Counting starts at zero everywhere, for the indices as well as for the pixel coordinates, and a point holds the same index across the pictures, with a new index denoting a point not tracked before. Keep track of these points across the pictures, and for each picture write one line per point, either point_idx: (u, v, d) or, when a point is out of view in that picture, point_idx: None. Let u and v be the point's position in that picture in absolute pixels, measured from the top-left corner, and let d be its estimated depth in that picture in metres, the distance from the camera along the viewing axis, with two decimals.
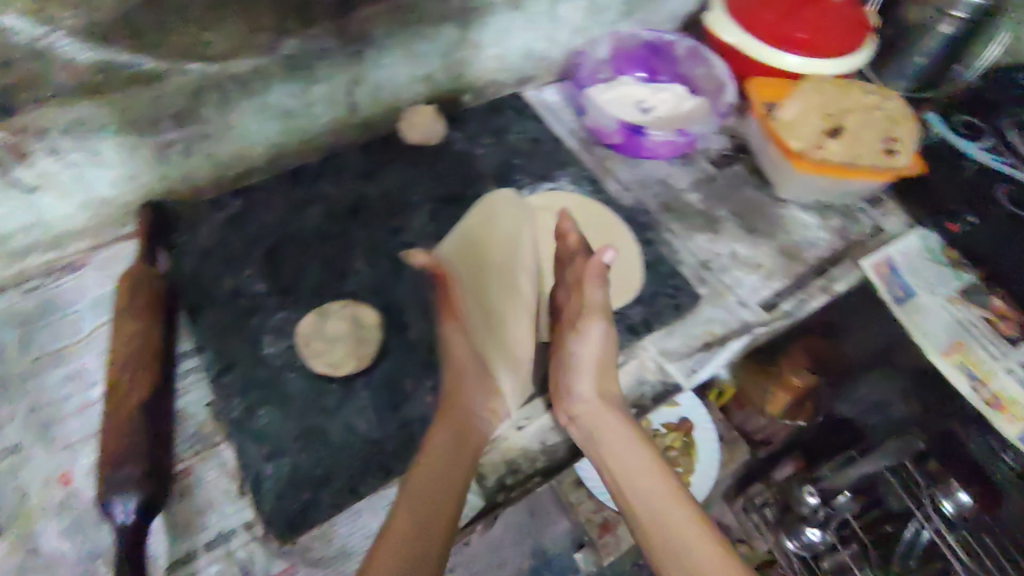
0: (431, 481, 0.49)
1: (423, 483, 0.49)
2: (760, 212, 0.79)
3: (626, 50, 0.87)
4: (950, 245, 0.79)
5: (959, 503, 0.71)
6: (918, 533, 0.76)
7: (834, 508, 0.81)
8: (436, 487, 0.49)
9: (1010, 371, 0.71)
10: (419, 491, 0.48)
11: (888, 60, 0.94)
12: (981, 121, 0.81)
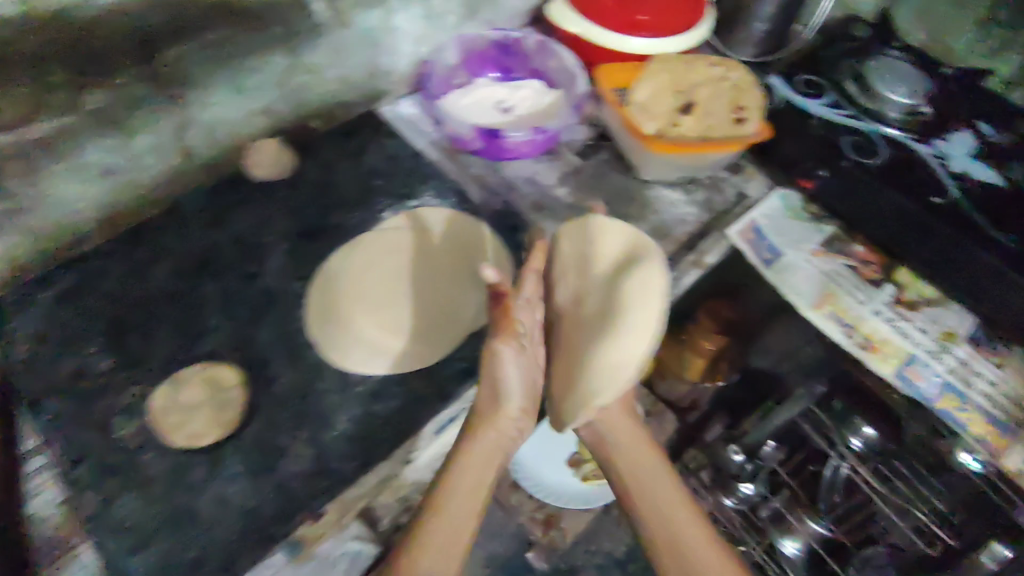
0: (446, 522, 0.51)
1: (436, 525, 0.51)
2: (628, 197, 0.80)
3: (475, 53, 0.86)
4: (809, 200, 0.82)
5: (865, 437, 0.82)
6: (836, 470, 0.87)
7: (762, 459, 0.93)
8: (451, 523, 0.52)
9: (876, 313, 0.75)
10: (436, 535, 0.51)
11: (731, 31, 0.97)
12: (821, 79, 0.85)
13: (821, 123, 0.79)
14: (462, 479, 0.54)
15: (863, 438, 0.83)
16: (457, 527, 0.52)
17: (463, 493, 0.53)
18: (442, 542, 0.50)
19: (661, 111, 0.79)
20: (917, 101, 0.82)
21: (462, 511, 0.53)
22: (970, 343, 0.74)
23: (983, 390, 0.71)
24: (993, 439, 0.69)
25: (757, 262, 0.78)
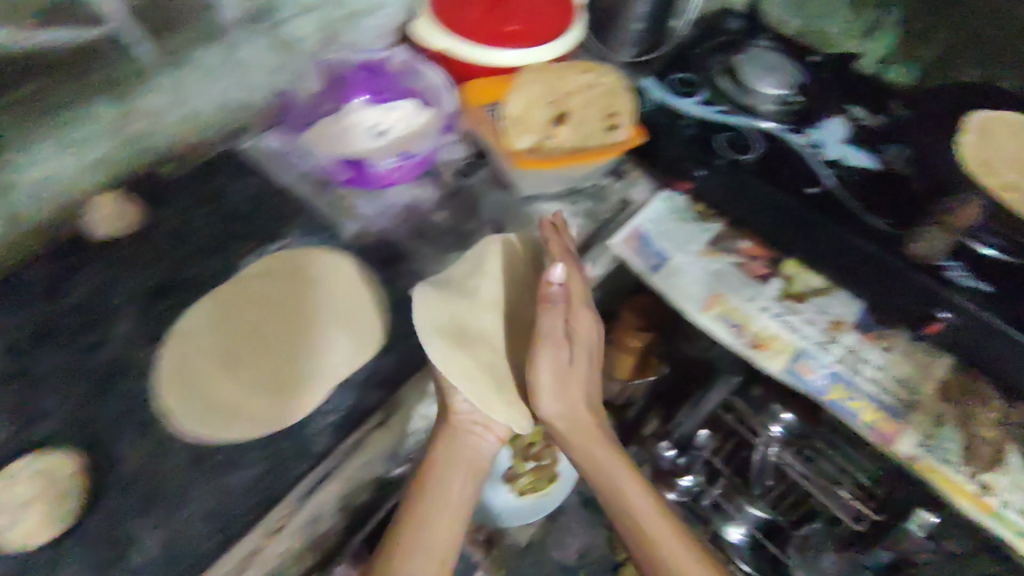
0: (422, 530, 0.58)
1: (421, 533, 0.57)
2: (510, 215, 0.78)
3: (340, 78, 0.81)
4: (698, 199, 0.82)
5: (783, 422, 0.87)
6: (765, 455, 0.88)
7: (695, 449, 0.92)
8: (434, 531, 0.58)
9: (764, 311, 0.76)
10: (417, 539, 0.57)
11: (610, 32, 0.94)
12: (694, 76, 0.84)
13: (694, 123, 0.79)
14: (441, 486, 0.61)
15: (784, 424, 0.87)
16: (436, 536, 0.58)
17: (439, 501, 0.60)
18: (419, 551, 0.56)
19: (534, 125, 0.77)
20: (790, 91, 0.82)
21: (442, 519, 0.59)
22: (857, 329, 0.76)
23: (869, 376, 0.73)
24: (884, 426, 0.70)
25: (637, 264, 0.77)
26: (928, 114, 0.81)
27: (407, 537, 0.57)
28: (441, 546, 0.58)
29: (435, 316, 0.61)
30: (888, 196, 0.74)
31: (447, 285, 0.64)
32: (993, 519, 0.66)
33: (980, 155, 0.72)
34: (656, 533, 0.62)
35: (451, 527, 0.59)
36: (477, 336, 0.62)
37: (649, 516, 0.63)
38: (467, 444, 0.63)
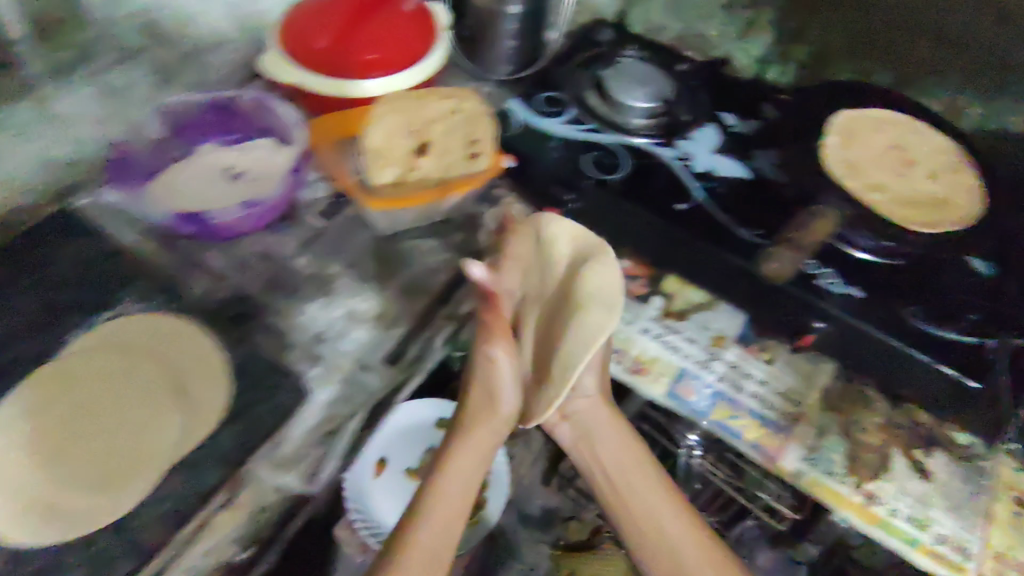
0: (443, 515, 0.65)
1: (434, 521, 0.65)
2: (378, 255, 0.73)
3: (188, 121, 0.77)
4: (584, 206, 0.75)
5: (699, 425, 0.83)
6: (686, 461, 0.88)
7: None
8: (449, 515, 0.66)
9: (644, 332, 0.75)
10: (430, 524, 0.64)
11: (480, 52, 0.92)
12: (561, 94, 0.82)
13: (560, 144, 0.77)
14: (455, 483, 0.68)
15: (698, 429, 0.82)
16: (454, 520, 0.66)
17: (456, 491, 0.68)
18: (432, 539, 0.63)
19: (394, 154, 0.75)
20: (662, 101, 0.81)
21: (459, 506, 0.67)
22: (739, 343, 0.75)
23: (753, 392, 0.71)
24: (767, 442, 0.69)
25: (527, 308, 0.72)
26: (802, 118, 0.80)
27: (418, 527, 0.64)
28: (447, 538, 0.64)
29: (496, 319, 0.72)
30: (761, 207, 0.72)
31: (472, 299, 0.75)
32: (880, 530, 0.65)
33: (843, 158, 0.75)
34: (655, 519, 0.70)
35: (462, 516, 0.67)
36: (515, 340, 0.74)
37: (654, 500, 0.71)
38: (490, 438, 0.74)
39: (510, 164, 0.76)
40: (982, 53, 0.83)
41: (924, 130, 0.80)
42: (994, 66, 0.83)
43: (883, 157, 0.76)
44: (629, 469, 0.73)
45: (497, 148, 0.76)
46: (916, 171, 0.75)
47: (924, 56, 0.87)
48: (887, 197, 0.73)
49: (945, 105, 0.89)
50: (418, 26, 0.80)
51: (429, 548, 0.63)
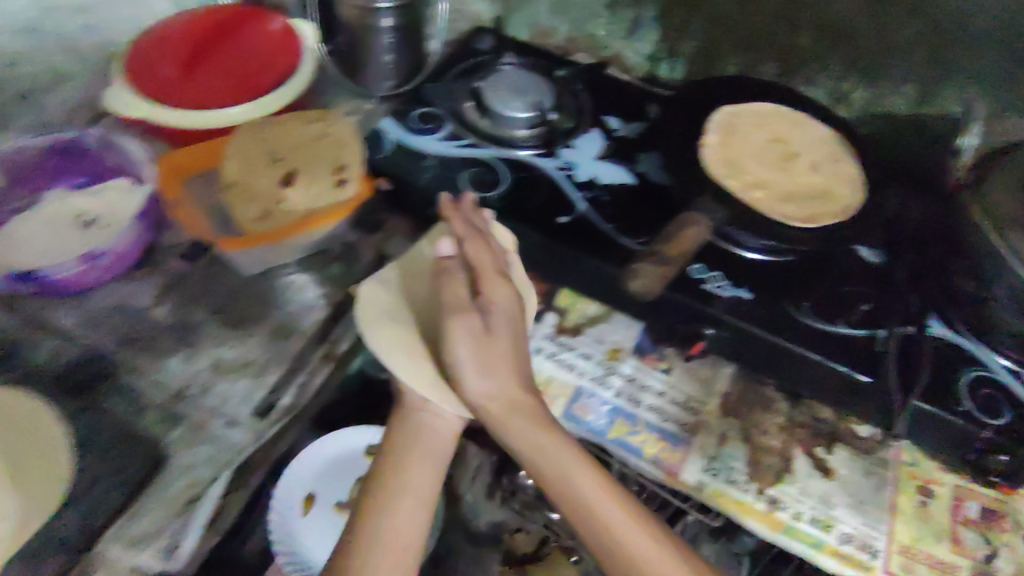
0: (400, 513, 0.53)
1: (383, 530, 0.52)
2: (245, 296, 0.70)
3: (30, 169, 0.72)
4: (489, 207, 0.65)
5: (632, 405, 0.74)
6: None
7: None
8: (399, 517, 0.53)
9: (538, 354, 0.72)
10: (381, 533, 0.52)
11: (358, 70, 0.87)
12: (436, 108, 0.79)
13: (435, 164, 0.74)
14: (406, 474, 0.55)
15: None
16: (412, 519, 0.53)
17: (409, 487, 0.54)
18: (396, 544, 0.51)
19: (261, 194, 0.69)
20: (543, 109, 0.79)
21: (414, 506, 0.54)
22: (636, 353, 0.73)
23: (651, 404, 0.70)
24: (668, 456, 0.67)
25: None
26: (688, 112, 0.76)
27: (362, 541, 0.51)
28: (410, 535, 0.52)
29: (379, 305, 0.60)
30: (644, 215, 0.71)
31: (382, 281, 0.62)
32: (783, 535, 0.63)
33: (722, 156, 0.73)
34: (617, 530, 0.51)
35: (421, 512, 0.54)
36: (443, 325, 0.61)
37: (601, 497, 0.53)
38: (423, 433, 0.57)
39: (385, 186, 0.74)
40: (862, 40, 0.82)
41: (807, 121, 0.79)
42: (874, 53, 0.82)
43: (764, 152, 0.75)
44: (569, 466, 0.54)
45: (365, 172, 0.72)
46: (799, 164, 0.74)
47: (806, 46, 0.86)
48: (769, 192, 0.71)
49: (832, 90, 0.89)
50: (275, 53, 0.79)
51: (393, 556, 0.51)
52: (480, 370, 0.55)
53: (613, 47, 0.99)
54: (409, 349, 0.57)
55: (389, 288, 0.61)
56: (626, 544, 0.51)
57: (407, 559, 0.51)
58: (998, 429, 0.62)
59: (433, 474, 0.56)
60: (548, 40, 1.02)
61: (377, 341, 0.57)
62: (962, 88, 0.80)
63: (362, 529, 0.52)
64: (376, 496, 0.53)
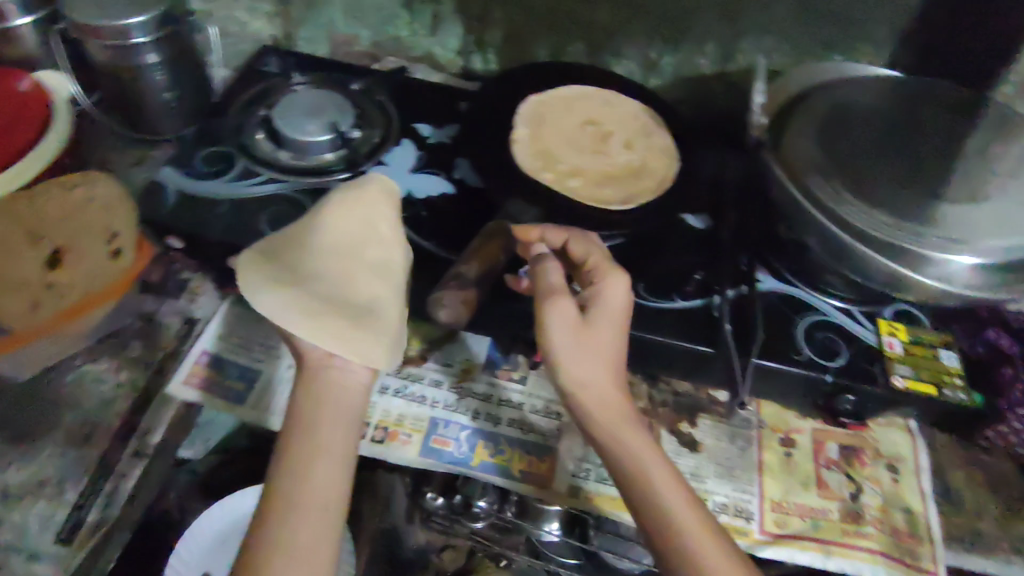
0: (315, 470, 0.47)
1: (297, 491, 0.46)
2: (30, 402, 0.61)
3: None
4: (376, 182, 0.61)
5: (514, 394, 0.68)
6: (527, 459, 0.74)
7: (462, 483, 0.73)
8: (315, 478, 0.46)
9: (385, 393, 0.67)
10: (296, 493, 0.46)
11: (132, 117, 0.78)
12: (223, 147, 0.73)
13: (228, 206, 0.68)
14: (320, 433, 0.48)
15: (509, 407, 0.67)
16: (330, 480, 0.47)
17: (322, 445, 0.48)
18: (313, 500, 0.46)
19: (28, 281, 0.57)
20: (346, 128, 0.74)
21: (330, 462, 0.47)
22: (488, 369, 0.69)
23: (511, 418, 0.67)
24: (535, 468, 0.64)
25: (276, 420, 0.64)
26: (491, 109, 0.75)
27: (282, 503, 0.45)
28: (333, 493, 0.47)
29: (265, 272, 0.55)
30: (466, 224, 0.68)
31: (275, 245, 0.57)
32: None
33: (534, 149, 0.72)
34: (683, 534, 0.46)
35: (342, 471, 0.48)
36: (345, 277, 0.55)
37: (673, 495, 0.48)
38: (329, 387, 0.51)
39: (176, 245, 0.67)
40: (652, 7, 0.83)
41: (614, 99, 0.79)
42: (668, 17, 0.83)
43: (576, 139, 0.75)
44: (648, 458, 0.49)
45: (139, 238, 0.66)
46: (610, 145, 0.75)
47: (604, 21, 0.86)
48: (585, 178, 0.71)
49: (642, 60, 0.88)
50: (26, 112, 0.70)
51: (313, 516, 0.45)
52: (577, 358, 0.52)
53: (421, 47, 0.94)
54: (303, 310, 0.52)
55: (275, 252, 0.56)
56: (690, 538, 0.46)
57: (328, 519, 0.46)
58: (834, 371, 0.63)
59: (347, 428, 0.50)
60: (352, 48, 0.95)
61: (266, 310, 0.52)
62: (759, 38, 0.83)
63: (275, 498, 0.46)
64: (289, 455, 0.47)
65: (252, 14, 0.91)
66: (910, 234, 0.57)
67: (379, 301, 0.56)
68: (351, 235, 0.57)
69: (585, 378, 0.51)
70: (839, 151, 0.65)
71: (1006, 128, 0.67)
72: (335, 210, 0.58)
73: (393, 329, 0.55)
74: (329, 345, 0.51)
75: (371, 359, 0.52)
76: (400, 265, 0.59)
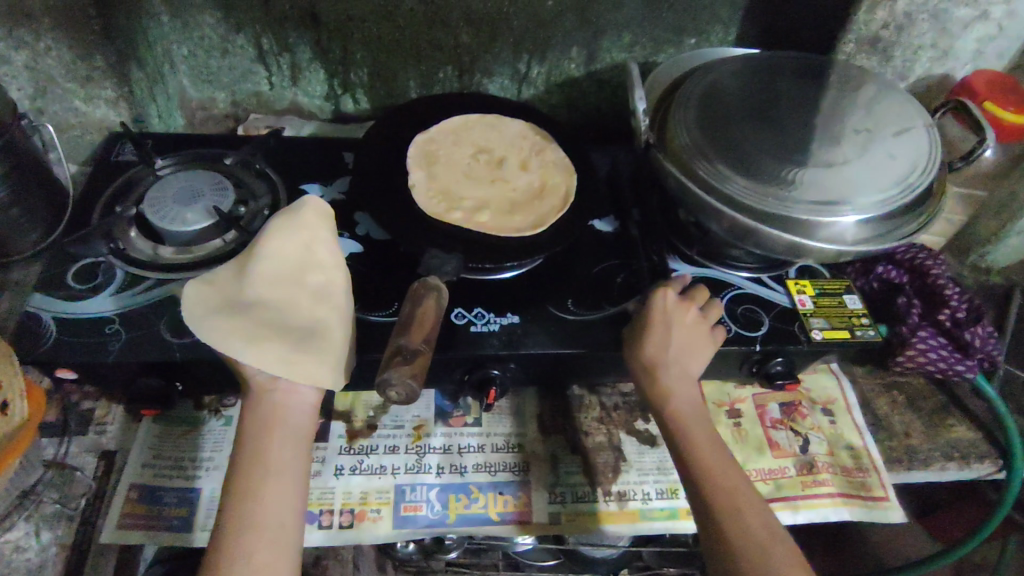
0: (269, 491, 0.47)
1: (250, 511, 0.45)
2: None
3: None
4: (312, 199, 0.60)
5: (473, 437, 0.67)
6: None
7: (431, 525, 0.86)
8: (269, 497, 0.46)
9: (340, 474, 0.64)
10: (253, 508, 0.46)
11: None
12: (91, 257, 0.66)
13: (117, 322, 0.61)
14: (269, 453, 0.48)
15: (472, 451, 0.67)
16: (282, 499, 0.47)
17: (272, 464, 0.48)
18: (268, 520, 0.45)
19: None
20: (228, 208, 0.69)
21: (282, 483, 0.47)
22: (441, 420, 0.68)
23: (476, 463, 0.66)
24: (513, 506, 0.64)
25: (201, 535, 0.59)
26: (381, 158, 0.72)
27: (235, 525, 0.45)
28: (286, 513, 0.47)
29: (211, 300, 0.54)
30: (385, 284, 0.65)
31: (220, 276, 0.56)
32: (644, 521, 0.64)
33: (433, 189, 0.70)
34: (713, 482, 0.52)
35: (293, 487, 0.48)
36: (286, 303, 0.54)
37: (713, 454, 0.54)
38: (274, 409, 0.50)
39: (70, 375, 0.60)
40: (514, 22, 0.82)
41: (498, 122, 0.80)
42: (531, 30, 0.84)
43: (471, 172, 0.74)
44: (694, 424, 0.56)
45: (26, 383, 0.59)
46: (506, 169, 0.75)
47: (468, 43, 0.85)
48: (491, 209, 0.70)
49: (513, 73, 0.89)
50: None
51: (268, 534, 0.45)
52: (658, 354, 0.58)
53: (284, 98, 0.92)
54: (247, 335, 0.51)
55: (220, 282, 0.55)
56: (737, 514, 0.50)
57: (285, 538, 0.46)
58: (760, 340, 0.67)
59: (298, 448, 0.50)
60: (210, 111, 0.92)
61: (210, 336, 0.51)
62: (618, 35, 0.86)
63: (233, 513, 0.45)
64: (246, 479, 0.47)
65: (91, 103, 0.77)
66: (799, 203, 0.61)
67: (324, 324, 0.55)
68: (292, 258, 0.56)
69: (647, 361, 0.59)
70: (717, 129, 0.67)
71: (853, 81, 0.72)
72: (278, 237, 0.57)
73: (340, 350, 0.54)
74: (272, 368, 0.51)
75: (317, 380, 0.52)
76: (344, 287, 0.58)
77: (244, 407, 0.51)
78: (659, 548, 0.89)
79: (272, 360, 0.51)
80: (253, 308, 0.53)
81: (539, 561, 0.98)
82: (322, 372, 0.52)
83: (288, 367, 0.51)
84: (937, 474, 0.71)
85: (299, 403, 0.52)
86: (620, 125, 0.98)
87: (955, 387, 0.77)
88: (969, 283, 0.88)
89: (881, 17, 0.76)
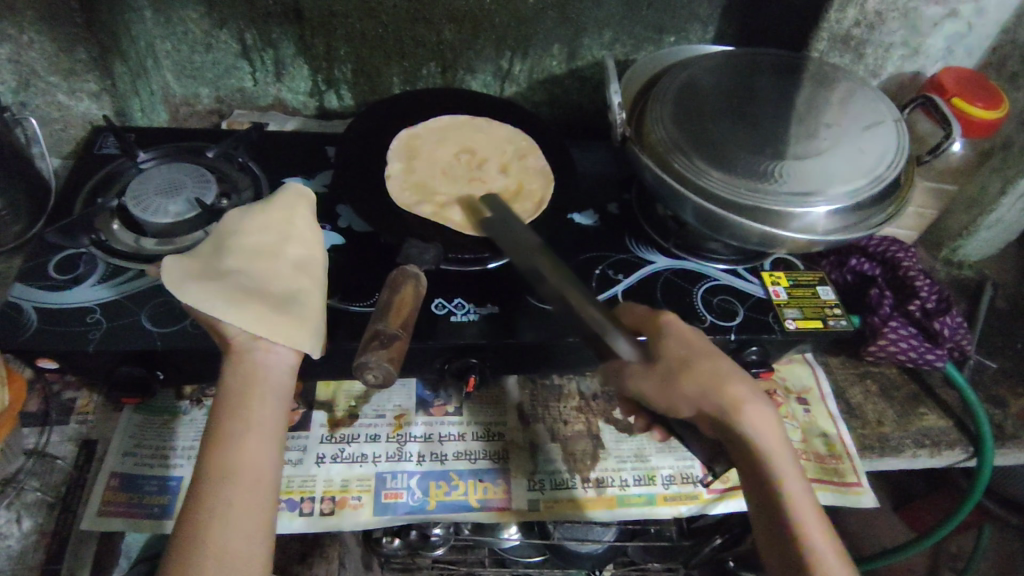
0: (246, 446, 0.45)
1: (229, 466, 0.44)
2: None
3: None
4: (289, 185, 0.63)
5: (452, 425, 0.68)
6: None
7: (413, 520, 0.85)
8: (248, 453, 0.45)
9: (319, 462, 0.65)
10: (232, 464, 0.44)
11: None
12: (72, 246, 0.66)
13: (99, 313, 0.61)
14: (250, 410, 0.47)
15: (454, 440, 0.67)
16: (262, 454, 0.46)
17: (254, 421, 0.47)
18: (247, 473, 0.44)
19: None
20: (211, 201, 0.70)
21: (261, 438, 0.46)
22: (421, 409, 0.69)
23: (456, 452, 0.67)
24: (495, 494, 0.65)
25: None
26: (363, 151, 0.73)
27: (216, 473, 0.44)
28: (265, 468, 0.46)
29: (191, 268, 0.54)
30: (363, 275, 0.66)
31: (200, 251, 0.57)
32: (620, 507, 0.65)
33: (410, 183, 0.72)
34: (805, 525, 0.48)
35: (270, 445, 0.47)
36: (265, 272, 0.56)
37: (801, 495, 0.49)
38: (258, 367, 0.50)
39: (50, 365, 0.61)
40: (497, 19, 0.84)
41: (485, 125, 0.81)
42: (513, 28, 0.85)
43: (451, 170, 0.76)
44: (789, 472, 0.50)
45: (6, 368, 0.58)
46: (485, 168, 0.76)
47: (451, 39, 0.86)
48: (462, 206, 0.71)
49: (495, 69, 0.90)
50: None
51: (246, 487, 0.44)
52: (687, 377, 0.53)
53: (269, 94, 0.93)
54: (226, 295, 0.51)
55: (201, 255, 0.56)
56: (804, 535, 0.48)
57: (261, 494, 0.44)
58: (735, 329, 0.68)
59: (276, 406, 0.49)
60: (194, 107, 0.93)
61: (191, 297, 0.51)
62: (599, 33, 0.87)
63: (213, 464, 0.44)
64: (224, 434, 0.46)
65: (74, 97, 0.78)
66: (770, 193, 0.62)
67: (301, 294, 0.56)
68: (272, 233, 0.58)
69: (720, 403, 0.52)
70: (694, 124, 0.69)
71: (825, 78, 0.74)
72: (257, 216, 0.59)
73: (317, 317, 0.55)
74: (253, 329, 0.50)
75: (297, 342, 0.52)
76: (321, 263, 0.60)
77: (224, 366, 0.50)
78: (643, 543, 0.86)
79: (251, 318, 0.51)
80: (232, 275, 0.54)
81: (525, 557, 0.99)
82: (301, 332, 0.53)
83: (268, 327, 0.51)
84: (909, 460, 0.73)
85: (281, 367, 0.51)
86: (602, 121, 1.00)
87: (926, 375, 0.78)
88: (940, 275, 0.90)
89: (853, 15, 0.78)
